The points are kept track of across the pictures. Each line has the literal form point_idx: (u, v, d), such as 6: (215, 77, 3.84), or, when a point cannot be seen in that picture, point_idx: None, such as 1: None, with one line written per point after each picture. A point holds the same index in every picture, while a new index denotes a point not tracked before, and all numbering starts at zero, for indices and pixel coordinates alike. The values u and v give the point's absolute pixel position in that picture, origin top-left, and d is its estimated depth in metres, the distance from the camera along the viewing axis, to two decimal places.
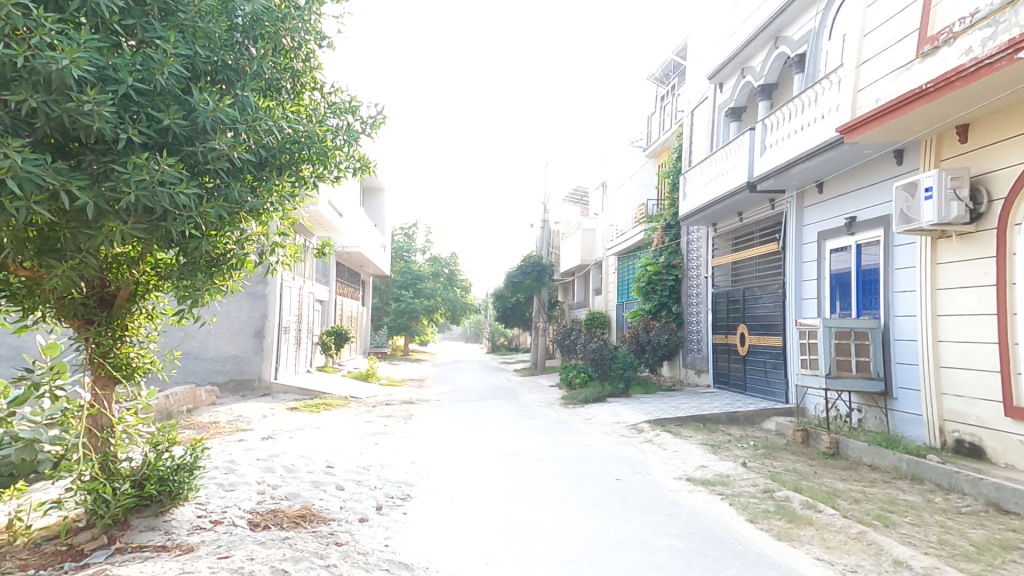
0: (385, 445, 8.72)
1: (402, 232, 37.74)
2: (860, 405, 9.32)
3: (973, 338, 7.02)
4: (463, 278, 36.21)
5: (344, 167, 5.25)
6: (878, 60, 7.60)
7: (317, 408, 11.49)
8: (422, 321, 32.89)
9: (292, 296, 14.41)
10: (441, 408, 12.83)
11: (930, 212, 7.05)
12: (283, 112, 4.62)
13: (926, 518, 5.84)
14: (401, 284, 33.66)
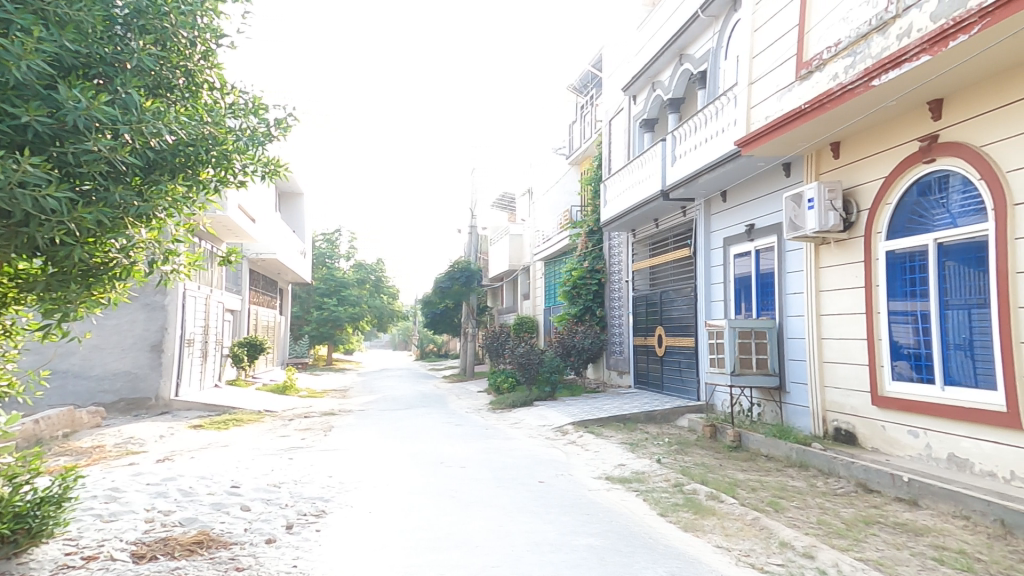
0: (300, 460, 8.36)
1: (323, 238, 36.33)
2: (760, 400, 10.06)
3: (850, 335, 7.77)
4: (390, 285, 35.48)
5: (252, 170, 5.02)
6: (765, 80, 8.27)
7: (225, 424, 10.82)
8: (345, 329, 31.90)
9: (196, 306, 13.51)
10: (366, 419, 12.50)
11: (812, 221, 7.75)
12: (178, 113, 4.28)
13: (810, 501, 6.40)
14: (324, 292, 32.47)
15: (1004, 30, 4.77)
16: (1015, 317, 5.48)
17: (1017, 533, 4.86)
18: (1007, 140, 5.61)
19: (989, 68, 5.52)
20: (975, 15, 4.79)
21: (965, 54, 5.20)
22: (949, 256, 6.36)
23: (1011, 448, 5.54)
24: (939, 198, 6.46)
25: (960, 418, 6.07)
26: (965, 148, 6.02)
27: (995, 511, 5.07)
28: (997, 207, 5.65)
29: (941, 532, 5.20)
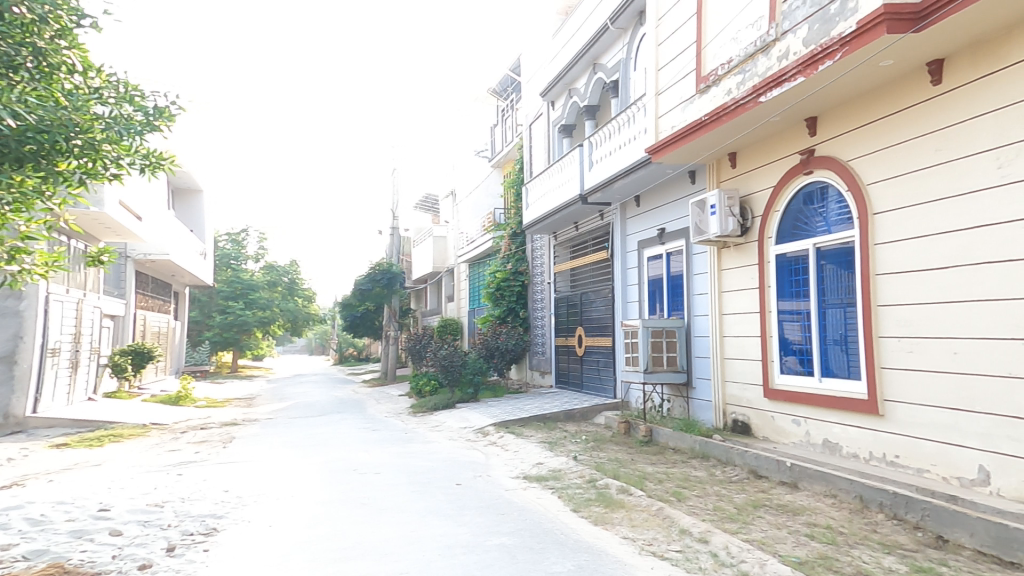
0: (190, 476, 7.73)
1: (228, 238, 33.95)
2: (669, 396, 10.54)
3: (747, 332, 8.33)
4: (305, 287, 33.96)
5: (129, 164, 4.60)
6: (669, 92, 8.70)
7: (98, 441, 9.81)
8: (253, 334, 30.13)
9: (65, 311, 12.26)
10: (273, 428, 11.80)
11: (714, 225, 8.25)
12: (25, 94, 3.92)
13: (709, 489, 6.77)
14: (229, 295, 30.48)
15: (861, 57, 5.30)
16: (874, 313, 5.96)
17: (873, 507, 5.40)
18: (865, 155, 6.17)
19: (852, 90, 6.10)
20: (838, 42, 5.30)
21: (831, 76, 5.72)
22: (826, 259, 6.96)
23: (870, 431, 6.12)
24: (821, 207, 7.04)
25: (832, 406, 6.63)
26: (834, 161, 6.58)
27: (855, 488, 5.61)
28: (860, 216, 6.12)
29: (814, 510, 5.68)
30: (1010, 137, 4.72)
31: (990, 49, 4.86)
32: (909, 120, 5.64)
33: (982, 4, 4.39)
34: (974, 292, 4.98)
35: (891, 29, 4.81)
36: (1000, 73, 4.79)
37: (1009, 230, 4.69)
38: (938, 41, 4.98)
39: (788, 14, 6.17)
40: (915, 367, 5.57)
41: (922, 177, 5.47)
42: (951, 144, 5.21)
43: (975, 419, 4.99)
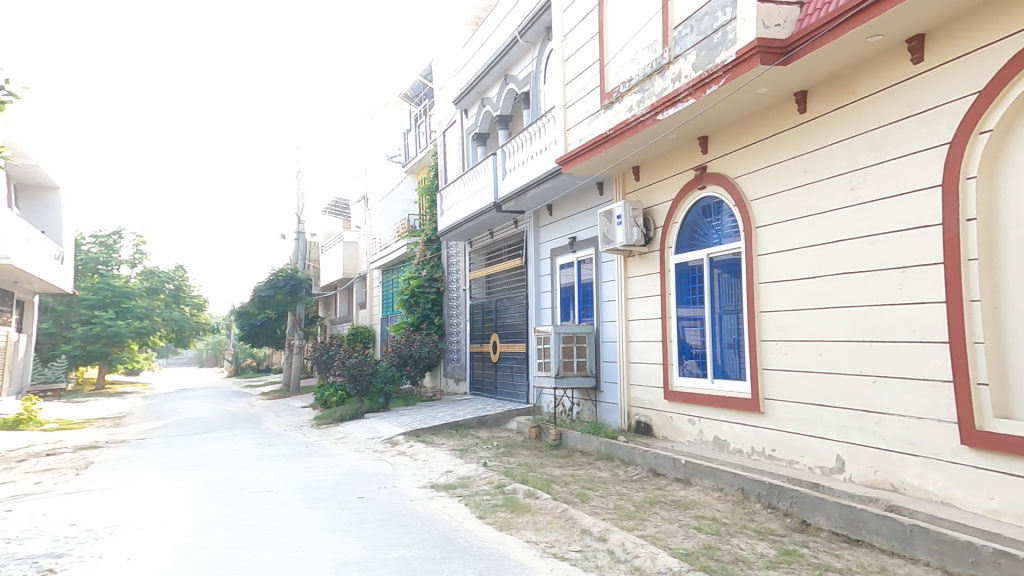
0: (28, 511, 6.73)
1: (94, 239, 29.76)
2: (579, 400, 10.82)
3: (649, 337, 8.74)
4: (194, 295, 32.00)
5: None
6: (576, 106, 8.99)
7: None
8: (125, 346, 27.21)
9: None
10: (145, 449, 10.64)
11: (620, 235, 8.62)
12: None
13: (611, 489, 6.99)
14: (97, 304, 27.23)
15: (740, 84, 5.80)
16: (758, 319, 6.48)
17: (751, 498, 5.85)
18: (749, 173, 6.71)
19: (737, 114, 6.64)
20: (721, 69, 5.76)
21: (717, 100, 6.20)
22: (718, 268, 7.47)
23: (753, 427, 6.63)
24: (715, 221, 7.55)
25: (721, 406, 7.11)
26: (723, 178, 7.11)
27: (737, 481, 6.05)
28: (746, 229, 6.64)
29: (703, 504, 6.05)
30: (860, 163, 5.32)
31: (844, 84, 5.47)
32: (783, 143, 6.20)
33: (834, 44, 4.96)
34: (834, 300, 5.56)
35: (764, 60, 5.31)
36: (852, 106, 5.40)
37: (860, 244, 5.27)
38: (802, 73, 5.55)
39: (679, 40, 6.62)
40: (789, 368, 6.12)
41: (793, 195, 6.05)
42: (815, 166, 5.79)
43: (835, 414, 5.55)
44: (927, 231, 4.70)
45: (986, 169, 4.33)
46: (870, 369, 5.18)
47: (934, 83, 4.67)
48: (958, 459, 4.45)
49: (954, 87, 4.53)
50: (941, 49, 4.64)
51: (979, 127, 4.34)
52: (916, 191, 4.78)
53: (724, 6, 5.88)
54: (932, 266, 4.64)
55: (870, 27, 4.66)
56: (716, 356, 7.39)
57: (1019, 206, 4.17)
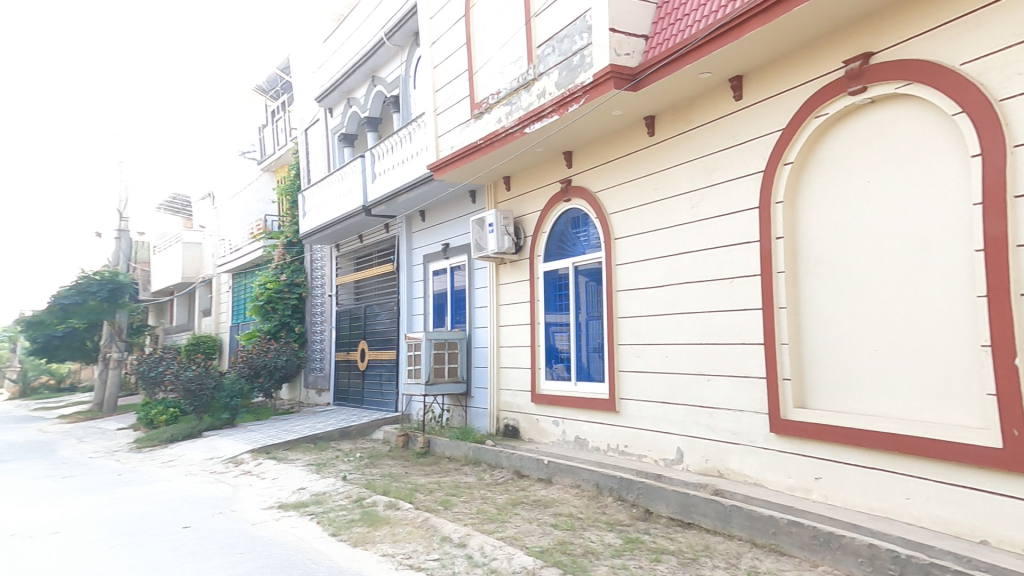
0: None
1: None
2: (449, 406, 10.69)
3: (518, 343, 8.95)
4: None
5: None
6: (446, 113, 8.93)
7: None
8: None
9: None
10: None
11: (492, 243, 8.75)
12: None
13: (475, 494, 6.99)
14: None
15: (597, 105, 6.21)
16: (616, 324, 6.95)
17: (605, 492, 6.21)
18: (608, 188, 7.19)
19: (596, 132, 7.09)
20: (580, 89, 6.12)
21: (577, 118, 6.57)
22: (583, 275, 7.89)
23: (609, 426, 7.08)
24: (582, 232, 7.93)
25: (583, 407, 7.50)
26: (586, 192, 7.53)
27: (593, 477, 6.40)
28: (606, 239, 7.11)
29: (560, 502, 6.31)
30: (697, 184, 5.96)
31: (683, 113, 6.13)
32: (636, 162, 6.75)
33: (674, 76, 5.53)
34: (678, 306, 6.13)
35: (616, 84, 5.75)
36: (690, 133, 6.03)
37: (698, 257, 5.89)
38: (649, 100, 6.08)
39: (542, 58, 6.93)
40: (641, 370, 6.63)
41: (645, 210, 6.60)
42: (662, 186, 6.39)
43: (677, 409, 6.12)
44: (747, 247, 5.38)
45: (789, 195, 5.06)
46: (705, 369, 5.78)
47: (752, 118, 5.40)
48: (768, 444, 5.13)
49: (765, 123, 5.27)
50: (755, 89, 5.38)
51: (783, 159, 5.06)
52: (738, 212, 5.48)
53: (582, 31, 6.28)
54: (751, 278, 5.32)
55: (701, 64, 5.28)
56: (582, 360, 7.76)
57: (813, 229, 4.92)
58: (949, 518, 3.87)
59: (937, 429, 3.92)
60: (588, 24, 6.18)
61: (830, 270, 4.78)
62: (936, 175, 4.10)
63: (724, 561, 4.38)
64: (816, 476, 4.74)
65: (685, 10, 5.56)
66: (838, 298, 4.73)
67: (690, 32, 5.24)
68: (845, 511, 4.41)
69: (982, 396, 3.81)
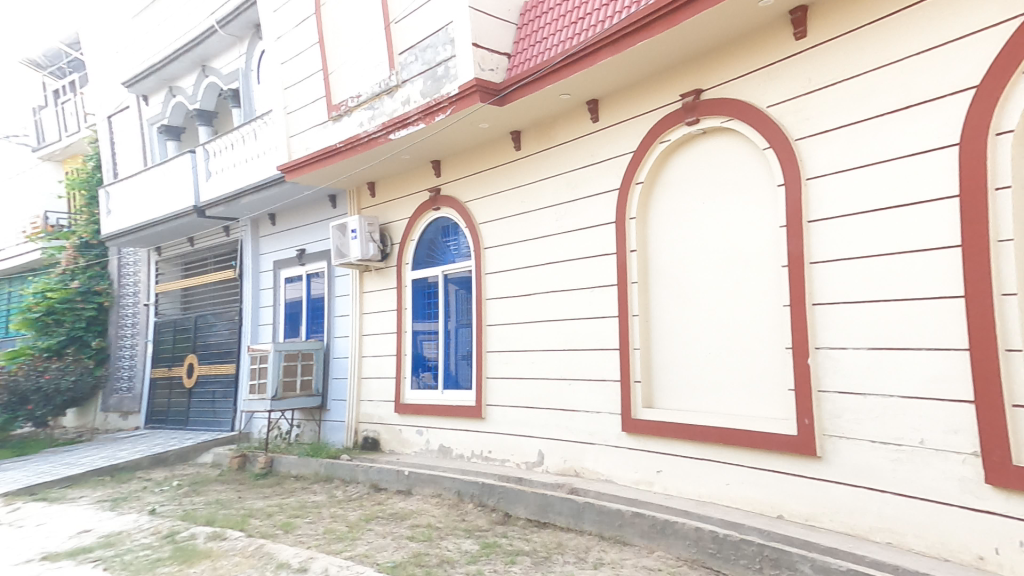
0: None
1: None
2: (300, 421, 9.87)
3: (382, 352, 8.58)
4: None
5: None
6: (299, 113, 8.34)
7: None
8: None
9: None
10: None
11: (355, 250, 8.33)
12: None
13: (324, 513, 6.51)
14: None
15: (462, 116, 6.21)
16: (485, 332, 6.99)
17: (466, 499, 6.19)
18: (477, 199, 7.22)
19: (464, 142, 7.09)
20: (447, 101, 6.10)
21: (443, 128, 6.52)
22: (452, 283, 7.81)
23: (473, 432, 7.08)
24: (453, 241, 7.81)
25: (448, 414, 7.40)
26: (455, 201, 7.48)
27: (454, 485, 6.33)
28: (476, 248, 7.13)
29: (419, 512, 6.14)
30: (560, 199, 6.20)
31: (546, 130, 6.38)
32: (504, 174, 6.87)
33: (536, 95, 5.73)
34: (543, 314, 6.32)
35: (482, 98, 5.83)
36: (554, 149, 6.28)
37: (561, 267, 6.13)
38: (514, 115, 6.23)
39: (405, 65, 6.81)
40: (508, 375, 6.72)
41: (513, 221, 6.72)
42: (528, 198, 6.56)
43: (540, 414, 6.29)
44: (605, 258, 5.69)
45: (640, 211, 5.39)
46: (567, 373, 6.02)
47: (607, 139, 5.74)
48: (620, 442, 5.45)
49: (617, 144, 5.63)
50: (610, 113, 5.75)
51: (635, 178, 5.37)
52: (596, 226, 5.80)
53: (445, 43, 6.29)
54: (608, 287, 5.64)
55: (561, 85, 5.53)
56: (452, 367, 7.64)
57: (660, 243, 5.27)
58: (755, 498, 4.36)
59: (753, 422, 4.35)
60: (451, 37, 6.21)
61: (673, 281, 5.14)
62: (754, 196, 4.57)
63: (574, 556, 4.59)
64: (657, 470, 5.11)
65: (544, 33, 5.82)
66: (679, 308, 5.08)
67: (550, 55, 5.52)
68: (679, 500, 4.80)
69: (783, 392, 4.30)
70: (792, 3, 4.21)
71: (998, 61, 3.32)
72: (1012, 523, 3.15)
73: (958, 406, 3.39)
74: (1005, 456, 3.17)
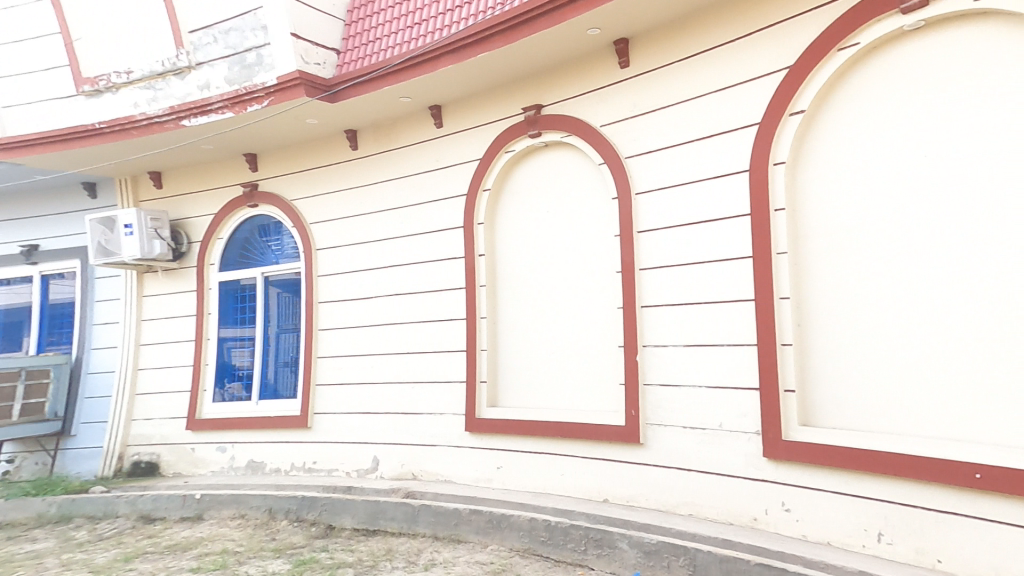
0: None
1: None
2: (12, 453, 7.65)
3: (164, 363, 7.29)
4: None
5: None
6: (28, 81, 6.74)
7: None
8: None
9: None
10: None
11: (135, 248, 6.89)
12: None
13: (48, 563, 5.17)
14: None
15: (285, 110, 5.67)
16: (315, 335, 6.46)
17: (278, 517, 5.69)
18: (304, 198, 6.63)
19: (286, 137, 6.45)
20: (263, 91, 5.54)
21: (259, 120, 5.88)
22: (274, 285, 6.98)
23: (296, 443, 6.43)
24: (275, 240, 6.97)
25: (260, 427, 6.58)
26: (277, 198, 6.74)
27: (265, 502, 5.77)
28: (306, 249, 6.54)
29: (211, 539, 5.43)
30: (403, 202, 5.99)
31: (386, 132, 6.12)
32: (338, 175, 6.41)
33: (371, 97, 5.45)
34: (381, 317, 6.06)
35: (308, 92, 5.39)
36: (395, 152, 6.06)
37: (409, 270, 5.91)
38: (349, 114, 5.86)
39: (200, 46, 6.08)
40: (339, 381, 6.28)
41: (352, 222, 6.30)
42: (368, 199, 6.21)
43: (377, 419, 5.99)
44: (452, 262, 5.64)
45: (489, 218, 5.48)
46: (410, 376, 5.82)
47: (453, 144, 5.68)
48: (462, 442, 5.42)
49: (463, 150, 5.61)
50: (453, 120, 5.68)
51: (483, 185, 5.45)
52: (443, 231, 5.71)
53: (254, 28, 5.76)
54: (456, 291, 5.59)
55: (401, 88, 5.30)
56: (272, 374, 6.84)
57: (507, 250, 5.42)
58: (586, 486, 4.57)
59: (588, 415, 4.58)
60: (261, 23, 5.70)
61: (519, 288, 5.31)
62: (589, 210, 4.87)
63: (404, 561, 4.50)
64: (497, 466, 5.16)
65: (376, 33, 5.63)
66: (524, 311, 5.25)
67: (385, 57, 5.33)
68: (518, 494, 4.89)
69: (615, 386, 4.57)
70: (615, 34, 4.43)
71: (772, 104, 3.69)
72: (779, 486, 3.58)
73: (745, 392, 3.74)
74: (777, 433, 3.55)
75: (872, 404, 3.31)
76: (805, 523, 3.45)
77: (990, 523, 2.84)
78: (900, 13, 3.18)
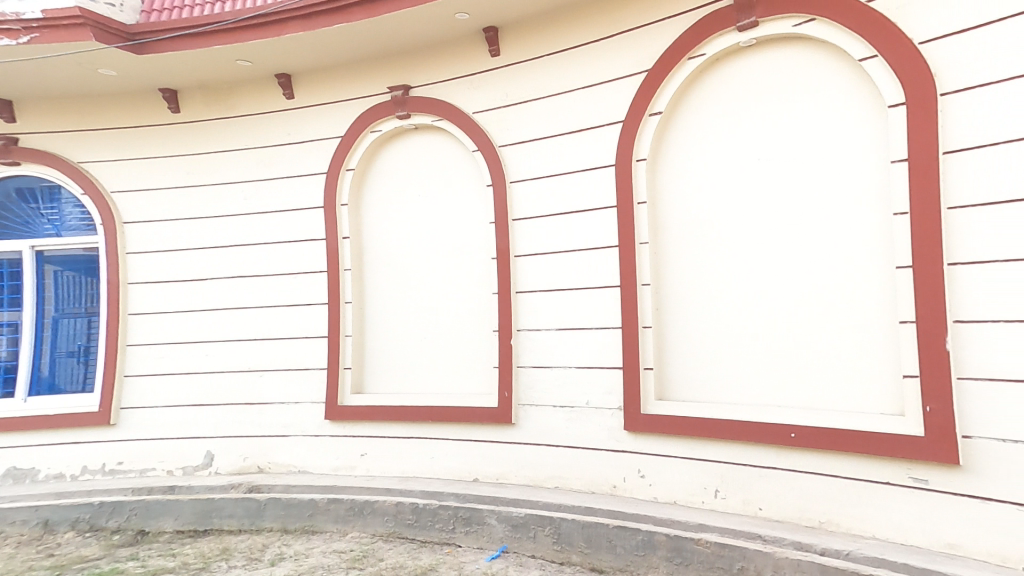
0: None
1: None
2: None
3: None
4: None
5: None
6: None
7: None
8: None
9: None
10: None
11: None
12: None
13: None
14: None
15: (60, 53, 4.63)
16: (122, 322, 5.44)
17: (57, 529, 4.87)
18: (103, 162, 5.57)
19: (67, 87, 5.31)
20: (18, 23, 4.42)
21: (14, 60, 4.68)
22: (51, 263, 5.67)
23: (92, 444, 5.38)
24: (49, 209, 5.66)
25: (32, 428, 5.36)
26: (60, 160, 5.55)
27: (40, 513, 4.88)
28: (106, 224, 5.46)
29: None
30: (248, 175, 5.38)
31: (219, 96, 5.44)
32: (157, 139, 5.52)
33: (193, 54, 4.76)
34: (215, 301, 5.38)
35: (97, 36, 4.47)
36: (233, 119, 5.42)
37: (262, 249, 5.31)
38: (162, 70, 5.04)
39: None
40: (158, 372, 5.42)
41: (182, 193, 5.47)
42: (207, 169, 5.45)
43: (210, 411, 5.33)
44: (311, 244, 5.21)
45: (353, 199, 5.19)
46: (257, 363, 5.26)
47: (308, 117, 5.26)
48: (320, 431, 5.07)
49: (322, 126, 5.22)
50: (304, 93, 5.27)
51: (346, 164, 5.14)
52: (303, 209, 5.24)
53: None
54: (316, 274, 5.17)
55: (234, 50, 4.73)
56: (48, 368, 5.61)
57: (374, 233, 5.20)
58: (455, 467, 4.58)
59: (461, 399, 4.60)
60: None
61: (390, 270, 5.12)
62: (461, 197, 4.87)
63: (244, 558, 4.12)
64: (361, 453, 4.93)
65: None
66: (395, 292, 5.08)
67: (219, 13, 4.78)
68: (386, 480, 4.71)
69: (487, 369, 4.65)
70: (484, 22, 4.41)
71: (633, 106, 3.96)
72: (636, 455, 3.91)
73: (610, 371, 4.05)
74: (638, 407, 3.88)
75: (712, 376, 3.75)
76: (657, 486, 3.82)
77: (802, 475, 3.32)
78: (736, 31, 3.55)
